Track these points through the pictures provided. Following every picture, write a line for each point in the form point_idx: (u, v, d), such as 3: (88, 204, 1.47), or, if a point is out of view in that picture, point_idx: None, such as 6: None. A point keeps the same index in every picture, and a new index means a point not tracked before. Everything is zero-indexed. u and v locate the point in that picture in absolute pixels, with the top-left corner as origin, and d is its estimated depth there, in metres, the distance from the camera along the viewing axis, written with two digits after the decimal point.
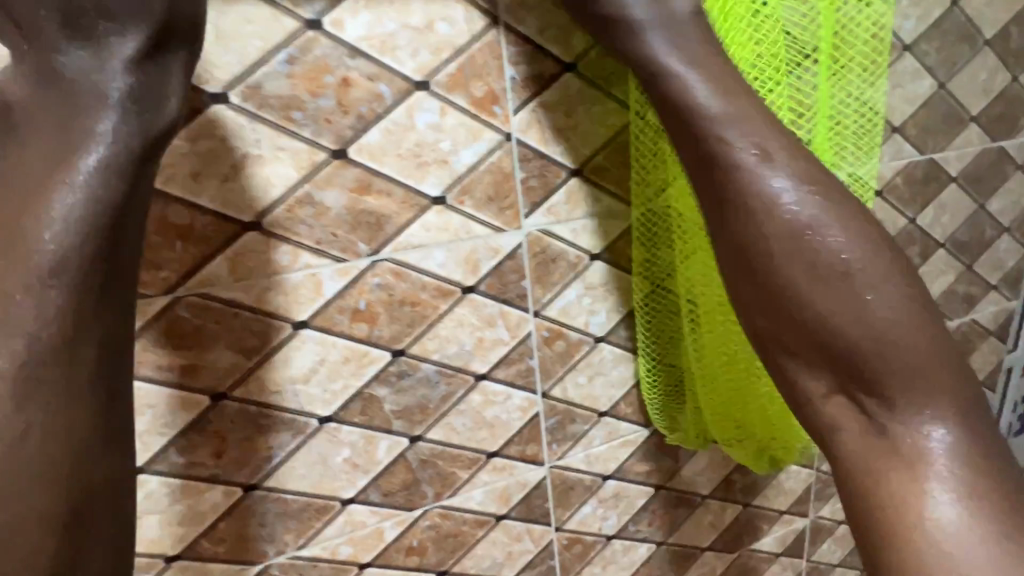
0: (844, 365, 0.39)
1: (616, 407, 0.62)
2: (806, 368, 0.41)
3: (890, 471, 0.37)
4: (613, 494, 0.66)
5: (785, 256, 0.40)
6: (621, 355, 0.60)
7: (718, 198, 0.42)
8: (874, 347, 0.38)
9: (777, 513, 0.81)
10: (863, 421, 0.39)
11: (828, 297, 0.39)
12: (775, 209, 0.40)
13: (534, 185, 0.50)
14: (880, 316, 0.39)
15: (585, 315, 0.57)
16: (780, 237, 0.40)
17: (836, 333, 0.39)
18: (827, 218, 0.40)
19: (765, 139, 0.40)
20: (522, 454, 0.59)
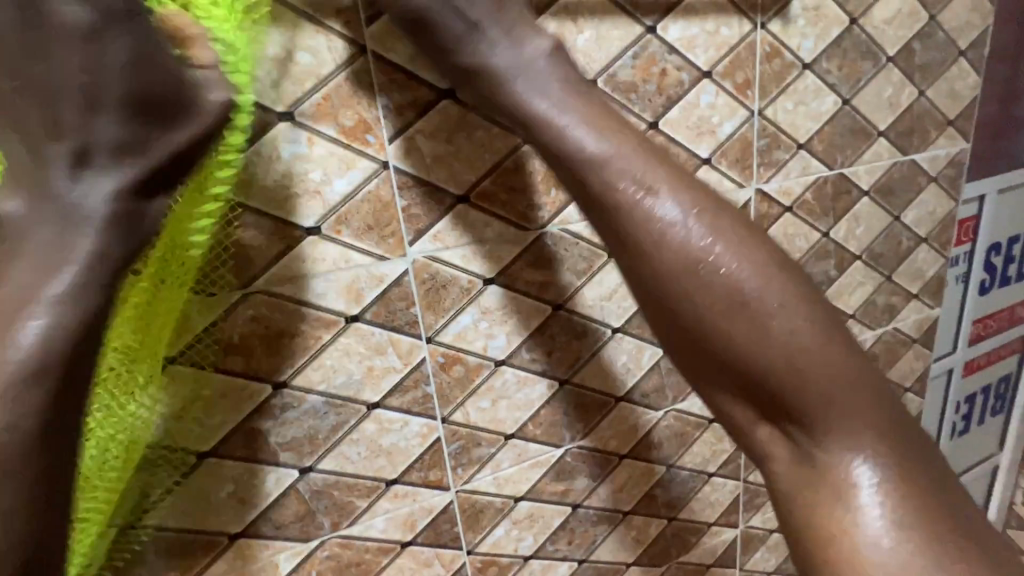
0: (772, 404, 0.37)
1: (524, 429, 0.62)
2: (734, 408, 0.39)
3: (822, 499, 0.36)
4: (527, 515, 0.66)
5: (690, 291, 0.37)
6: (524, 378, 0.60)
7: (617, 237, 0.39)
8: (793, 382, 0.36)
9: (705, 525, 0.81)
10: (792, 448, 0.37)
11: (739, 330, 0.36)
12: (667, 239, 0.37)
13: (417, 213, 0.50)
14: (785, 340, 0.36)
15: (482, 339, 0.56)
16: (677, 271, 0.37)
17: (748, 365, 0.37)
18: (724, 246, 0.37)
19: (646, 173, 0.38)
20: (425, 480, 0.58)
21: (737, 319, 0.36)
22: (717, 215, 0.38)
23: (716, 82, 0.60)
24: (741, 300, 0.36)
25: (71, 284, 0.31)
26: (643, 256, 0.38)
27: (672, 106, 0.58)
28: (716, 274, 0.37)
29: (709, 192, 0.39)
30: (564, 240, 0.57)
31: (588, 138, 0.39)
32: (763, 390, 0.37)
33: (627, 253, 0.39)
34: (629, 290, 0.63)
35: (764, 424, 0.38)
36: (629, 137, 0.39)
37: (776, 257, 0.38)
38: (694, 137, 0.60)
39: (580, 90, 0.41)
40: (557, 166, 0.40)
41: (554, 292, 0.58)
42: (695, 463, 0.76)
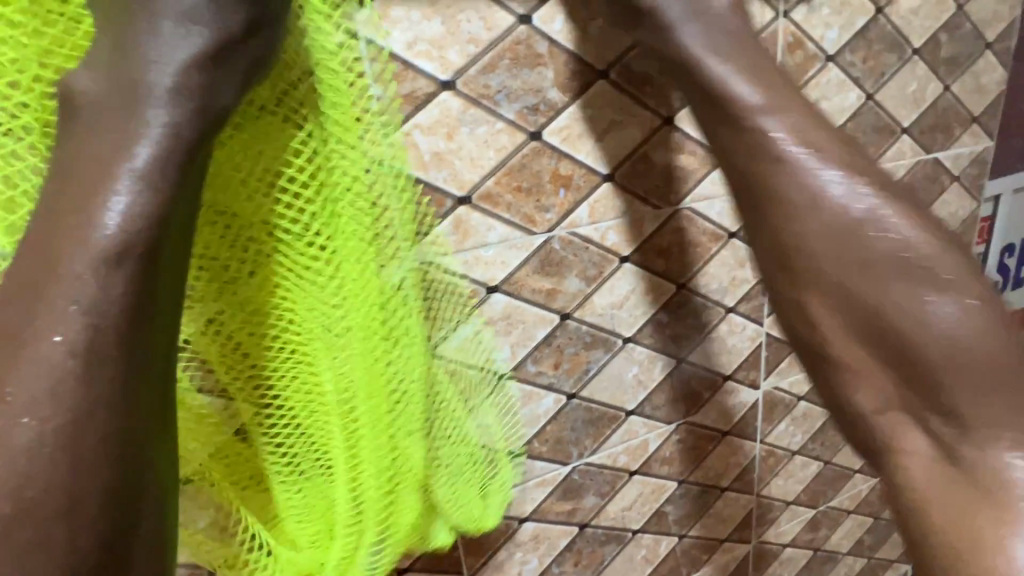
0: (921, 387, 0.38)
1: (529, 446, 0.58)
2: (868, 386, 0.40)
3: (971, 505, 0.36)
4: (532, 536, 0.62)
5: (829, 255, 0.39)
6: (529, 392, 0.56)
7: (750, 198, 0.41)
8: (952, 368, 0.36)
9: (717, 542, 0.78)
10: (940, 445, 0.38)
11: (897, 302, 0.38)
12: (822, 205, 0.39)
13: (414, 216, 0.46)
14: (944, 325, 0.37)
15: (485, 352, 0.52)
16: (822, 237, 0.39)
17: (911, 348, 0.37)
18: (883, 214, 0.38)
19: (810, 131, 0.40)
20: None
21: (896, 294, 0.38)
22: (897, 195, 0.39)
23: None
24: (910, 264, 0.38)
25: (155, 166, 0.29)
26: (788, 224, 0.40)
27: None
28: (874, 242, 0.38)
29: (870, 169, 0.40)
30: (573, 244, 0.53)
31: (755, 102, 0.40)
32: (921, 373, 0.37)
33: (762, 221, 0.41)
34: (641, 298, 0.59)
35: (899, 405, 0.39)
36: (787, 101, 0.40)
37: (949, 238, 0.39)
38: None
39: (755, 60, 0.41)
40: (714, 117, 0.41)
41: (561, 300, 0.54)
42: (707, 477, 0.73)
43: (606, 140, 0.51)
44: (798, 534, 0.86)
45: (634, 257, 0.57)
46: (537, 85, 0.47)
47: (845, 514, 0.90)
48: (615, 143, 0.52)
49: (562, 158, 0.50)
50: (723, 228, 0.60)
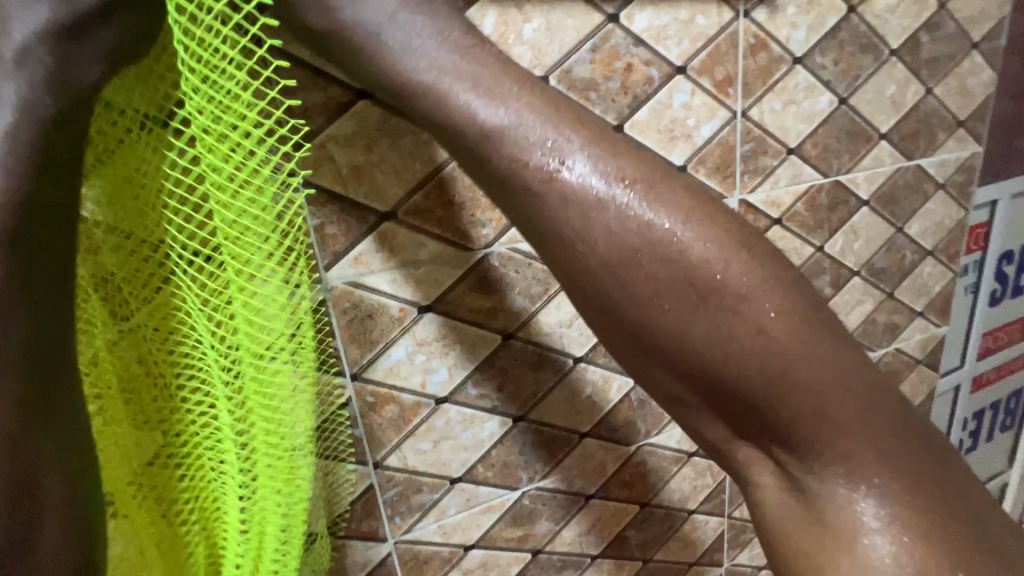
0: (751, 418, 0.30)
1: (473, 472, 0.55)
2: (699, 416, 0.32)
3: (828, 542, 0.31)
4: (480, 564, 0.59)
5: (649, 269, 0.28)
6: (471, 416, 0.53)
7: (504, 192, 0.30)
8: (776, 395, 0.29)
9: (686, 565, 0.74)
10: (778, 470, 0.32)
11: (702, 323, 0.28)
12: (575, 201, 0.28)
13: (333, 233, 0.43)
14: (772, 341, 0.28)
15: (419, 374, 0.49)
16: (609, 244, 0.28)
17: (724, 376, 0.29)
18: (643, 206, 0.28)
19: (543, 113, 0.29)
20: (357, 531, 0.52)
21: (699, 312, 0.28)
22: (655, 177, 0.29)
23: (691, 79, 0.52)
24: (693, 277, 0.28)
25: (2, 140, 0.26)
26: (590, 265, 0.29)
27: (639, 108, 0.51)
28: (679, 242, 0.28)
29: (620, 144, 0.30)
30: (514, 260, 0.50)
31: (487, 117, 0.29)
32: (746, 403, 0.29)
33: (530, 217, 0.30)
34: None
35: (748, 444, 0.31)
36: (517, 74, 0.30)
37: (734, 227, 0.29)
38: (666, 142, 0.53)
39: (486, 53, 0.30)
40: (416, 98, 0.30)
41: (503, 319, 0.51)
42: (673, 500, 0.69)
43: None
44: None
45: None
46: None
47: None
48: None
49: None
50: None
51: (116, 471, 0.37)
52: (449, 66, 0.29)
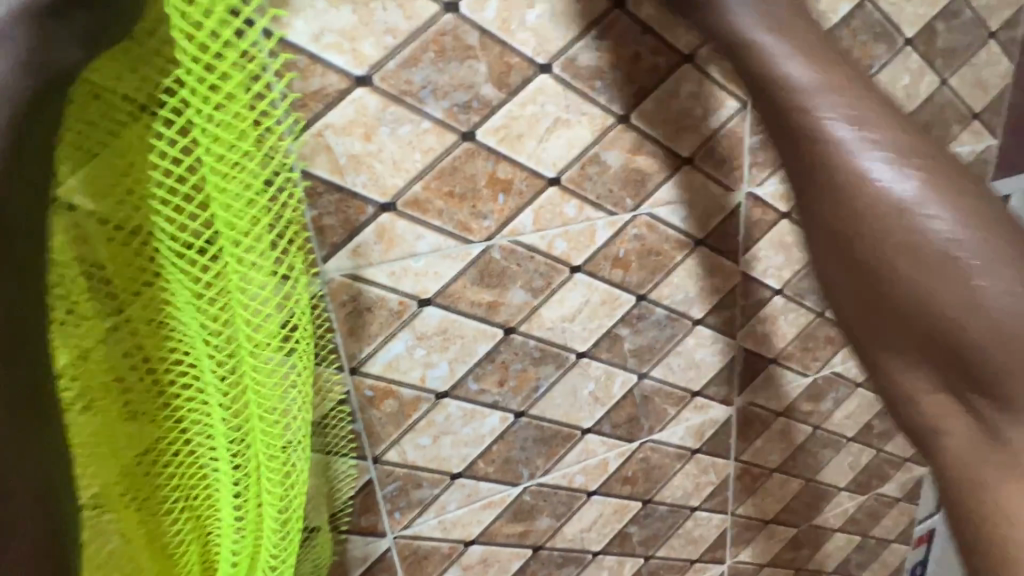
0: (957, 363, 0.35)
1: (473, 467, 0.54)
2: (904, 365, 0.38)
3: (996, 479, 0.33)
4: (480, 559, 0.58)
5: (893, 245, 0.35)
6: (472, 411, 0.52)
7: (806, 173, 0.39)
8: (995, 345, 0.33)
9: (688, 562, 0.74)
10: (971, 420, 0.35)
11: (936, 281, 0.34)
12: (862, 184, 0.36)
13: (331, 224, 0.42)
14: (999, 302, 0.33)
15: (418, 368, 0.49)
16: (877, 213, 0.36)
17: (952, 326, 0.34)
18: (925, 194, 0.35)
19: (855, 109, 0.37)
20: (356, 526, 0.51)
21: (933, 273, 0.34)
22: (941, 167, 0.35)
23: (700, 68, 0.51)
24: (948, 255, 0.34)
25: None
26: (868, 220, 0.36)
27: (645, 97, 0.50)
28: (923, 225, 0.34)
29: (925, 143, 0.36)
30: (516, 253, 0.49)
31: (824, 109, 0.37)
32: (948, 353, 0.35)
33: (823, 199, 0.38)
34: (596, 310, 0.54)
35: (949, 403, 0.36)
36: (841, 76, 0.38)
37: (994, 211, 0.35)
38: (673, 133, 0.52)
39: (823, 56, 0.38)
40: (761, 95, 0.39)
41: (505, 313, 0.50)
42: (676, 497, 0.68)
43: (550, 140, 0.47)
44: (777, 554, 0.82)
45: (587, 267, 0.52)
46: (469, 80, 0.43)
47: (830, 533, 0.86)
48: (560, 144, 0.47)
49: (500, 160, 0.46)
50: (687, 234, 0.56)
51: (97, 471, 0.36)
52: (803, 65, 0.38)
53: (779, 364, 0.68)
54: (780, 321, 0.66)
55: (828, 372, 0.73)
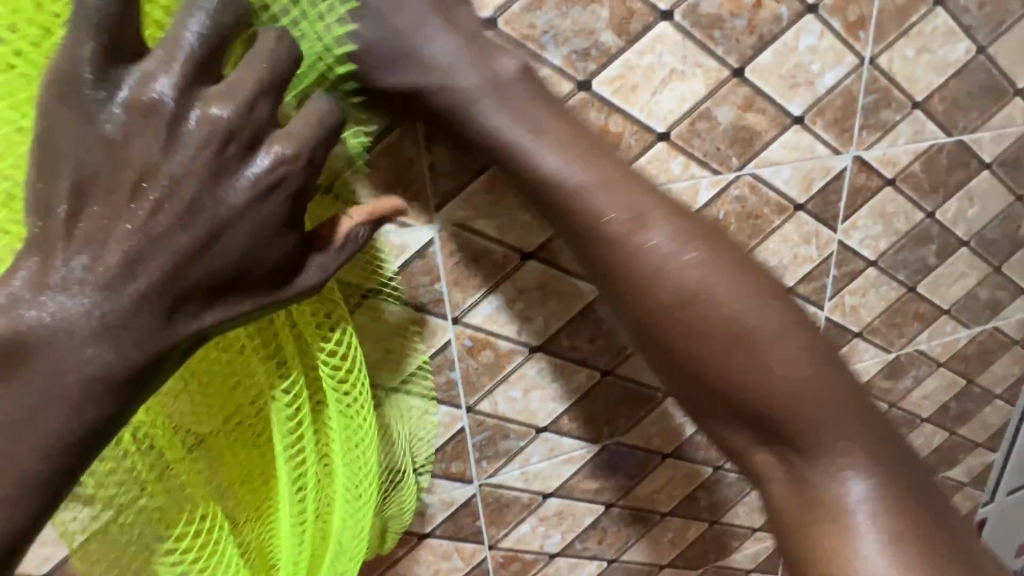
0: (758, 423, 0.38)
1: (558, 422, 0.55)
2: (724, 429, 0.40)
3: (819, 523, 0.38)
4: (556, 512, 0.60)
5: (680, 328, 0.37)
6: (562, 367, 0.53)
7: (599, 269, 0.38)
8: (788, 411, 0.37)
9: (749, 530, 0.74)
10: (789, 475, 0.39)
11: (733, 349, 0.37)
12: (659, 262, 0.37)
13: (447, 171, 0.42)
14: (782, 371, 0.37)
15: (517, 322, 0.49)
16: (669, 305, 0.37)
17: (757, 398, 0.37)
18: (682, 237, 0.37)
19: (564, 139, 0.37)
20: (446, 471, 0.53)
21: (736, 352, 0.37)
22: (668, 204, 0.38)
23: (822, 19, 0.48)
24: (697, 317, 0.37)
25: (210, 241, 0.29)
26: (639, 291, 0.37)
27: (764, 49, 0.47)
28: (712, 311, 0.37)
29: (646, 196, 0.37)
30: None
31: (550, 160, 0.36)
32: (757, 415, 0.38)
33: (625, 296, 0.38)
34: None
35: (765, 449, 0.39)
36: (568, 129, 0.37)
37: (699, 263, 0.37)
38: (787, 89, 0.49)
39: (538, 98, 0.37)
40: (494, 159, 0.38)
41: None
42: None
43: (664, 93, 0.45)
44: None
45: None
46: (591, 25, 0.41)
47: None
48: (674, 97, 0.46)
49: (613, 112, 0.44)
50: (788, 198, 0.54)
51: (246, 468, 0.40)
52: (523, 125, 0.37)
53: (862, 338, 0.66)
54: (869, 293, 0.64)
55: (912, 349, 0.70)
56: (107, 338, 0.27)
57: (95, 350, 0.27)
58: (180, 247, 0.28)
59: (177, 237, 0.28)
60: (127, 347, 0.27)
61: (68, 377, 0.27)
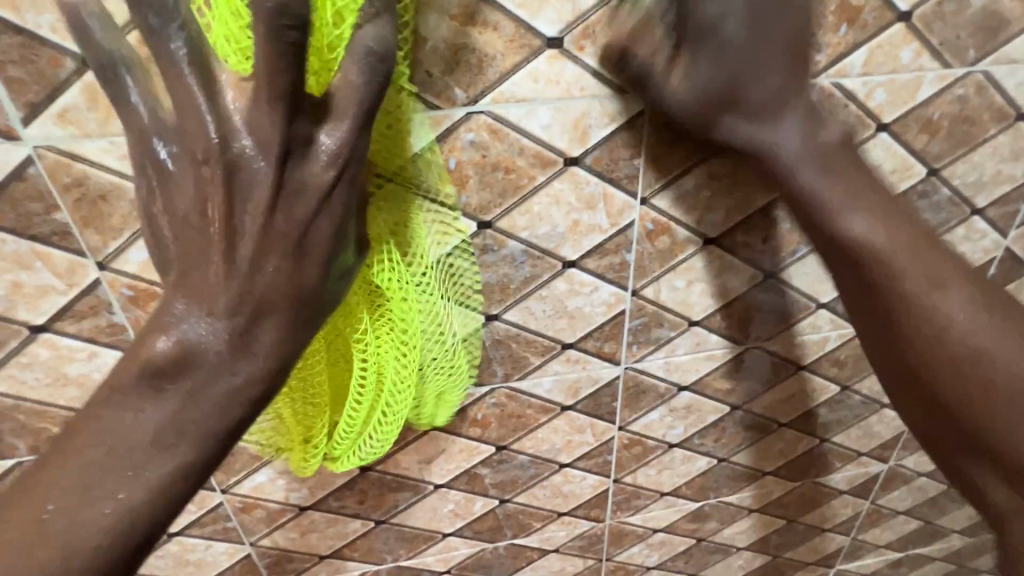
0: (1000, 432, 0.42)
1: (710, 319, 0.56)
2: (964, 431, 0.44)
3: None
4: (685, 405, 0.63)
5: (945, 364, 0.43)
6: (730, 262, 0.52)
7: (888, 335, 0.46)
8: (1017, 398, 0.42)
9: (854, 453, 0.76)
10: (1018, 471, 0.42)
11: (958, 353, 0.42)
12: (919, 275, 0.43)
13: (673, 35, 0.40)
14: (1002, 356, 0.42)
15: (700, 209, 0.48)
16: (944, 357, 0.43)
17: (1005, 388, 0.42)
18: (956, 293, 0.43)
19: (894, 260, 0.43)
20: (598, 350, 0.55)
21: (978, 373, 0.42)
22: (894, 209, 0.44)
23: None
24: (949, 256, 0.43)
25: (297, 246, 0.34)
26: (903, 321, 0.44)
27: None
28: (963, 337, 0.42)
29: (915, 251, 0.43)
30: (834, 98, 0.45)
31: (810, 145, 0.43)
32: (997, 417, 0.42)
33: (893, 317, 0.44)
34: (884, 179, 0.51)
35: (997, 468, 0.44)
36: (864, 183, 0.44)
37: (970, 276, 0.43)
38: None
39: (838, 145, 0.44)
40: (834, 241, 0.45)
41: None
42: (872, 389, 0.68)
43: None
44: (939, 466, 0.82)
45: (896, 126, 0.48)
46: None
47: None
48: None
49: None
50: (1015, 105, 0.49)
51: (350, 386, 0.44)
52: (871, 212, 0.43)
53: None
54: None
55: None
56: (242, 359, 0.35)
57: (240, 370, 0.35)
58: (275, 273, 0.34)
59: (267, 263, 0.34)
60: (258, 360, 0.35)
61: (212, 394, 0.34)
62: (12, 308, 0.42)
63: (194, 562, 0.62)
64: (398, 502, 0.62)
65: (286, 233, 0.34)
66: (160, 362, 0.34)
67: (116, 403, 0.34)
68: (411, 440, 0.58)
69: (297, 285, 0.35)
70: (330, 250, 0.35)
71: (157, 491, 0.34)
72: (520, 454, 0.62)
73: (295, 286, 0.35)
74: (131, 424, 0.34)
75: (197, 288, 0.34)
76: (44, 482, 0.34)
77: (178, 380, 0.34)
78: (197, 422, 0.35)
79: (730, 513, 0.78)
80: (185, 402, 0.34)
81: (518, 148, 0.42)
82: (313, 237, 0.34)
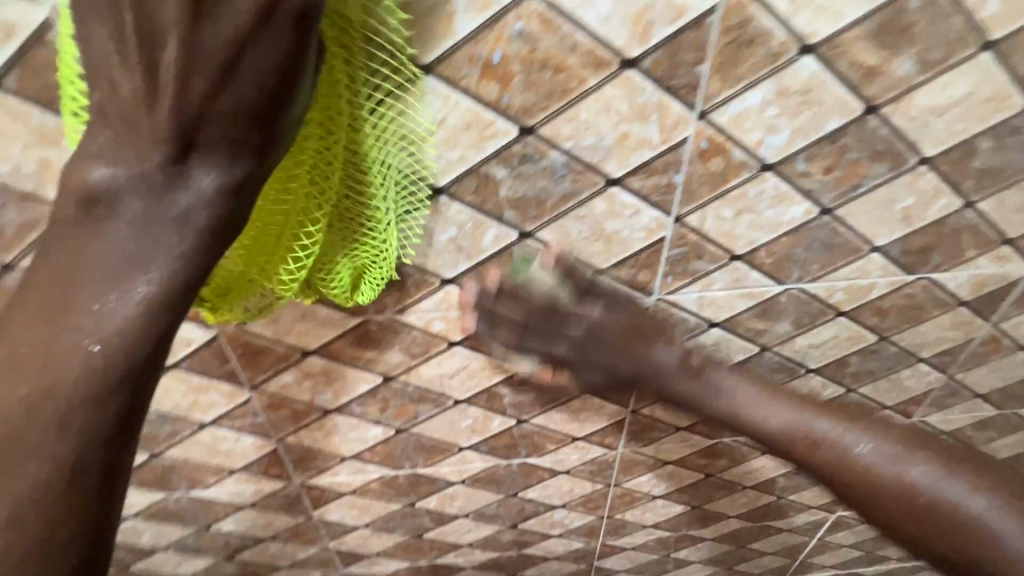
0: (863, 493, 0.44)
1: (754, 254, 0.53)
2: (890, 496, 0.43)
3: (924, 513, 0.42)
4: (714, 342, 0.61)
5: (832, 464, 0.45)
6: (784, 193, 0.49)
7: (783, 453, 0.48)
8: (868, 477, 0.44)
9: (879, 406, 0.74)
10: (903, 503, 0.42)
11: (831, 459, 0.45)
12: (766, 424, 0.48)
13: None
14: (864, 452, 0.44)
15: (761, 130, 0.44)
16: (834, 463, 0.45)
17: (864, 468, 0.44)
18: (810, 413, 0.47)
19: (740, 388, 0.50)
20: (632, 279, 0.53)
21: (848, 470, 0.45)
22: (757, 380, 0.51)
23: None
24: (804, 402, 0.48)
25: (224, 71, 0.32)
26: (782, 438, 0.48)
27: None
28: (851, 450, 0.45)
29: (782, 391, 0.49)
30: (936, 6, 0.39)
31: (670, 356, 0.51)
32: (866, 498, 0.44)
33: (776, 442, 0.48)
34: (975, 108, 0.45)
35: (878, 522, 0.45)
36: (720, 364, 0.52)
37: (823, 407, 0.48)
38: None
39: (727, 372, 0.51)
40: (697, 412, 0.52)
41: (879, 85, 0.43)
42: (911, 342, 0.65)
43: None
44: (963, 426, 0.80)
45: (1004, 45, 0.41)
46: None
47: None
48: None
49: None
50: None
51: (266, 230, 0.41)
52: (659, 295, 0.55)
53: None
54: None
55: None
56: (175, 193, 0.32)
57: (188, 213, 0.32)
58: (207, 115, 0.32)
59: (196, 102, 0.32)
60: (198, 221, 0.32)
61: (164, 232, 0.32)
62: (42, 188, 0.41)
63: (226, 451, 0.66)
64: (418, 413, 0.64)
65: (211, 60, 0.31)
66: (96, 193, 0.31)
67: (70, 245, 0.31)
68: (435, 354, 0.58)
69: (222, 133, 0.32)
70: (267, 91, 0.33)
71: (95, 357, 0.30)
72: (541, 377, 0.62)
73: (212, 120, 0.32)
74: (84, 261, 0.31)
75: (129, 119, 0.32)
76: (3, 367, 0.29)
77: (114, 206, 0.32)
78: (160, 249, 0.31)
79: (742, 452, 0.79)
80: (145, 235, 0.31)
81: (570, 43, 0.38)
82: (242, 73, 0.32)
